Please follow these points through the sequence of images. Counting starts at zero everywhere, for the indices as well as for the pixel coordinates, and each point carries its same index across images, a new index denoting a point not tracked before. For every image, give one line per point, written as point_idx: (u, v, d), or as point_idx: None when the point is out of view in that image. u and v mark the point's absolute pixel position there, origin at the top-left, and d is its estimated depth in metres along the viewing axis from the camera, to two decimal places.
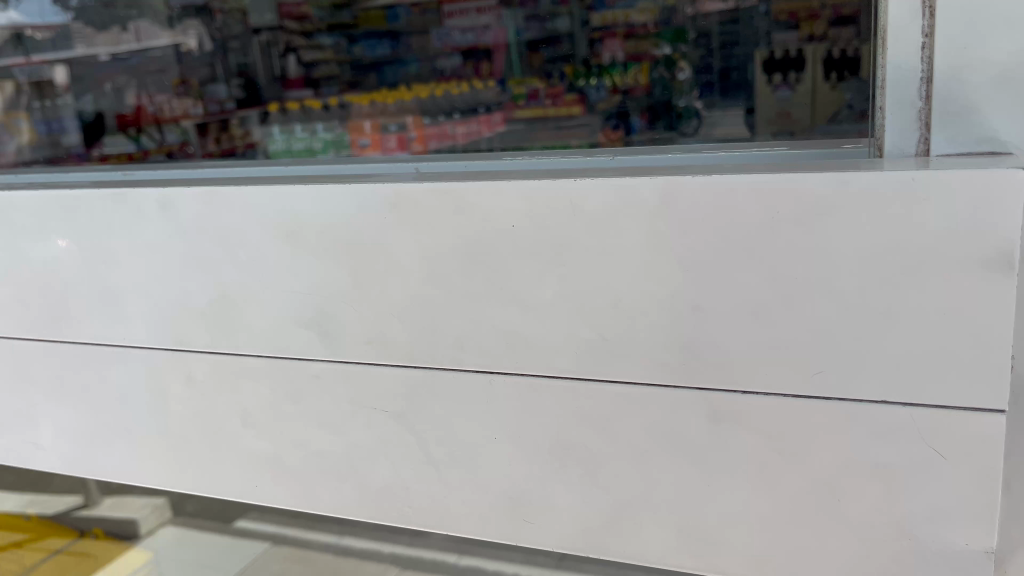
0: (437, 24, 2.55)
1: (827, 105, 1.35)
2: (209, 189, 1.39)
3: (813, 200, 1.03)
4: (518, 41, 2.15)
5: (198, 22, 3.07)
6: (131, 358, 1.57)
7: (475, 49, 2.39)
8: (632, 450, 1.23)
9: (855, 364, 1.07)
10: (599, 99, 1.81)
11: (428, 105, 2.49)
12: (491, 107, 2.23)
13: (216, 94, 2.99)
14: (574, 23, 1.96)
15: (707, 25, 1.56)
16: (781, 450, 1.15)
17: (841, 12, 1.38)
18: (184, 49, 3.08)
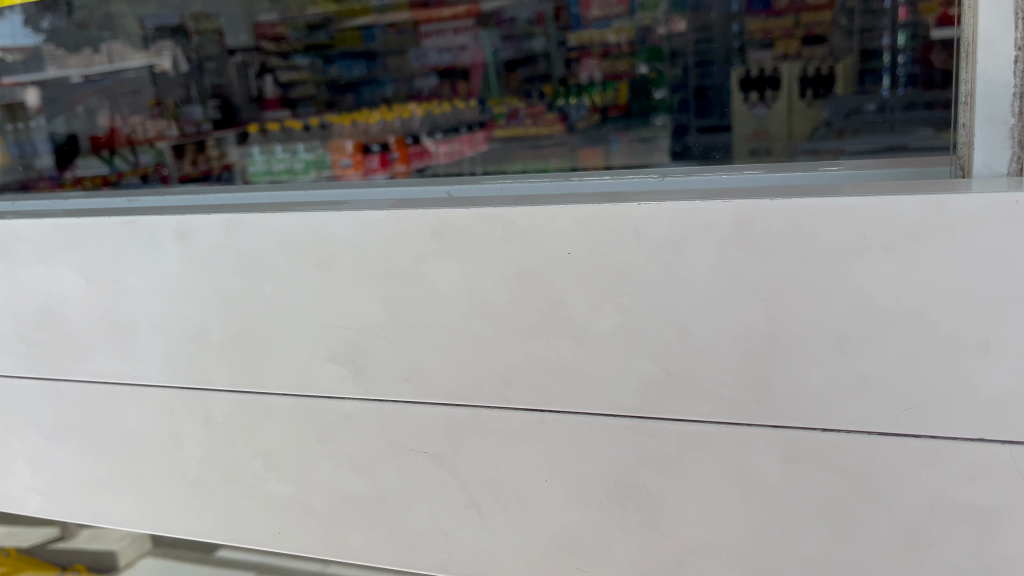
0: (412, 44, 2.40)
1: (805, 121, 1.31)
2: (233, 217, 1.30)
3: (904, 224, 0.96)
4: (495, 61, 2.10)
5: (174, 41, 2.40)
6: (144, 397, 1.47)
7: (453, 68, 2.30)
8: (698, 492, 1.15)
9: (948, 401, 1.00)
10: (579, 117, 1.85)
11: (416, 122, 2.35)
12: (473, 126, 2.24)
13: (189, 116, 2.45)
14: (551, 44, 1.89)
15: (683, 42, 1.41)
16: (862, 492, 1.07)
17: (814, 28, 1.28)
18: (158, 69, 2.44)
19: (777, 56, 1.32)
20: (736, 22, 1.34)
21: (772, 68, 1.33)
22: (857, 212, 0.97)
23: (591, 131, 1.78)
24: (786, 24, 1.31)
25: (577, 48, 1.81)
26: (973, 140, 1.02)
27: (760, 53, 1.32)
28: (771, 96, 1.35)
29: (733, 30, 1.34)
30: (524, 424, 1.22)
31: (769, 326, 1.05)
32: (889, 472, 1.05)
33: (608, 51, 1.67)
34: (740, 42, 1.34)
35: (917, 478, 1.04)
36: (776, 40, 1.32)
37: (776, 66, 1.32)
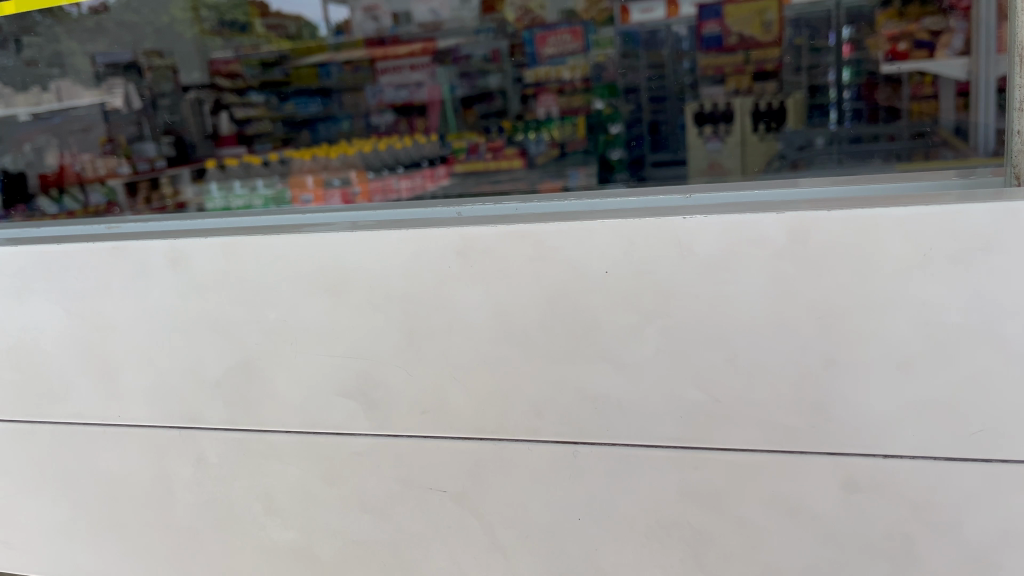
0: (369, 84, 2.18)
1: (756, 155, 1.35)
2: (230, 240, 1.20)
3: (974, 234, 0.90)
4: (455, 98, 2.04)
5: (126, 78, 2.02)
6: (130, 438, 1.36)
7: (411, 105, 2.13)
8: (748, 526, 1.07)
9: (1021, 420, 0.94)
10: (539, 152, 1.86)
11: (370, 160, 2.08)
12: (435, 161, 1.97)
13: (142, 151, 2.00)
14: (507, 80, 1.90)
15: (635, 80, 1.46)
16: (928, 523, 1.00)
17: (763, 67, 1.39)
18: (110, 105, 1.96)
19: (728, 92, 1.40)
20: (688, 59, 1.41)
21: (724, 103, 1.41)
22: (925, 222, 0.92)
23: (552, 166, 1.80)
24: (735, 60, 1.40)
25: (532, 86, 1.84)
26: None
27: (712, 89, 1.41)
28: (723, 130, 1.40)
29: (684, 68, 1.41)
30: (556, 458, 1.13)
31: (827, 346, 0.98)
32: (956, 501, 0.98)
33: (563, 88, 1.76)
34: (691, 81, 1.41)
35: (985, 507, 0.98)
36: (727, 76, 1.40)
37: (728, 101, 1.41)
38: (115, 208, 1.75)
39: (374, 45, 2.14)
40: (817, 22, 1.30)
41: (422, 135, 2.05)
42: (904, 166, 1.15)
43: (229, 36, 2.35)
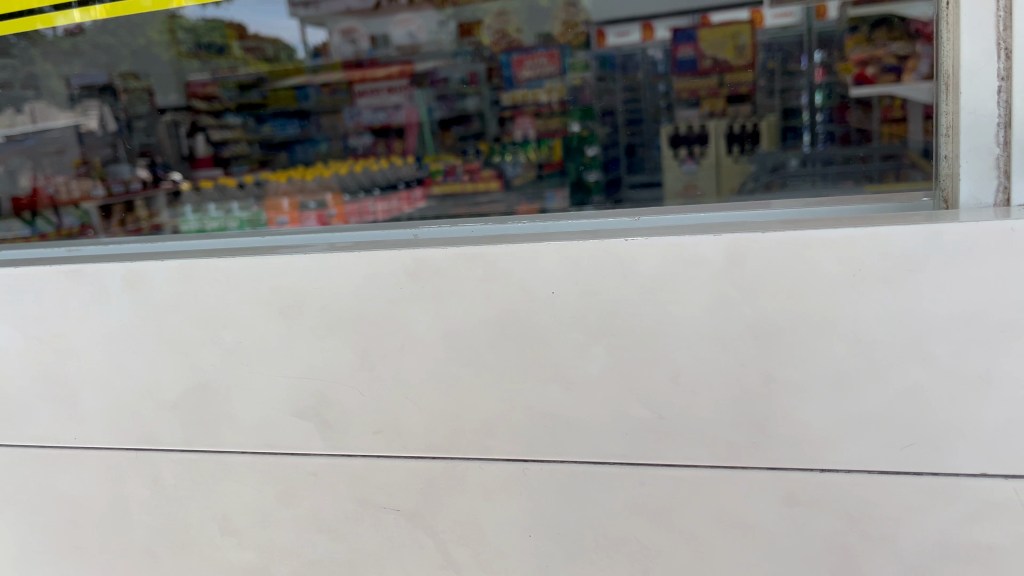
0: (347, 103, 3.40)
1: (732, 172, 2.05)
2: (187, 263, 1.21)
3: (902, 256, 0.94)
4: (431, 119, 3.14)
5: (100, 101, 2.84)
6: (87, 461, 1.36)
7: (388, 128, 3.27)
8: (694, 540, 1.10)
9: (950, 436, 0.97)
10: (516, 172, 2.73)
11: (347, 180, 3.10)
12: (411, 183, 3.03)
13: (117, 173, 2.88)
14: (486, 101, 2.87)
15: (615, 102, 2.26)
16: (866, 536, 1.03)
17: (738, 92, 2.14)
18: (85, 129, 2.82)
19: (704, 114, 2.17)
20: (664, 82, 2.17)
21: (698, 125, 2.16)
22: (854, 244, 0.95)
23: (529, 186, 2.64)
24: (706, 88, 2.18)
25: (511, 108, 2.79)
26: (958, 169, 1.01)
27: (688, 111, 2.17)
28: (695, 153, 2.12)
29: (662, 90, 2.17)
30: (508, 475, 1.16)
31: (766, 363, 1.01)
32: (892, 514, 1.01)
33: (542, 109, 2.69)
34: (673, 104, 2.18)
35: (919, 520, 1.01)
36: (701, 99, 2.18)
37: (703, 122, 2.16)
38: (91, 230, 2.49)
39: (352, 70, 3.33)
40: (791, 47, 1.94)
41: (398, 158, 3.14)
42: (874, 189, 1.46)
43: (206, 57, 3.28)
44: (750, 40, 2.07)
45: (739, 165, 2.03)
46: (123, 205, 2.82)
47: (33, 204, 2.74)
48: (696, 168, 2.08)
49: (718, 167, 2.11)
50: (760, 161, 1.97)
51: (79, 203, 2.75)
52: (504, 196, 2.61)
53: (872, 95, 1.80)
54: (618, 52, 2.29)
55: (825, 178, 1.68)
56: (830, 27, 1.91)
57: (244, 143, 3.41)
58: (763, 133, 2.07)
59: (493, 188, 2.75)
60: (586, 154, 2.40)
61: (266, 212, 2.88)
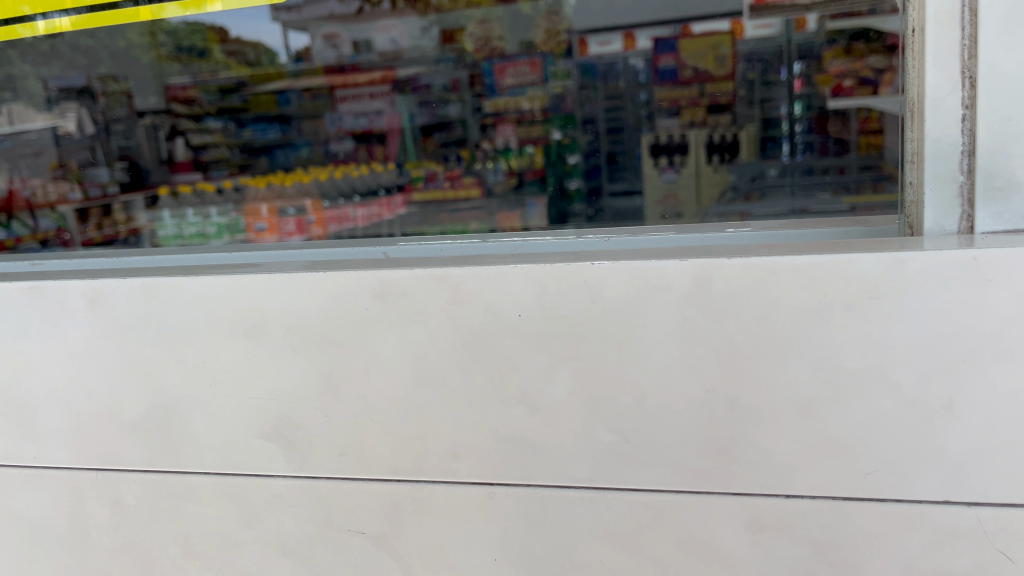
0: (328, 109, 3.24)
1: (711, 182, 2.14)
2: (151, 282, 1.19)
3: (866, 282, 0.94)
4: (413, 126, 3.05)
5: (77, 104, 3.07)
6: (46, 482, 1.34)
7: (369, 133, 3.16)
8: (659, 565, 1.09)
9: (913, 463, 0.97)
10: (496, 180, 2.72)
11: (326, 186, 2.92)
12: (391, 188, 2.91)
13: (96, 177, 3.00)
14: (469, 109, 2.92)
15: (590, 115, 2.49)
16: (831, 563, 1.03)
17: (717, 102, 2.18)
18: (63, 131, 2.99)
19: (685, 124, 2.22)
20: (643, 91, 2.29)
21: (678, 135, 2.21)
22: (819, 271, 0.95)
23: (510, 194, 2.63)
24: (687, 97, 2.23)
25: (493, 115, 2.84)
26: (923, 197, 1.02)
27: (668, 121, 2.22)
28: (677, 161, 2.20)
29: (643, 98, 2.29)
30: (473, 498, 1.14)
31: (730, 388, 1.01)
32: (857, 540, 1.01)
33: (523, 117, 2.74)
34: (652, 113, 2.27)
35: (884, 546, 1.01)
36: (682, 109, 2.23)
37: (684, 132, 2.21)
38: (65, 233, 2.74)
39: (334, 74, 3.25)
40: (770, 58, 2.04)
41: (378, 164, 3.02)
42: (850, 203, 1.50)
43: (188, 61, 3.40)
44: (730, 50, 2.14)
45: (719, 175, 2.14)
46: (100, 208, 2.91)
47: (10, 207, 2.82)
48: (676, 178, 2.18)
49: (698, 178, 2.17)
50: (740, 172, 2.09)
51: (55, 207, 2.87)
52: (487, 199, 2.68)
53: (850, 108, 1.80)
54: (599, 60, 2.47)
55: (804, 188, 1.82)
56: (808, 38, 1.94)
57: (224, 147, 3.34)
58: (741, 144, 2.16)
59: (473, 195, 2.76)
60: (567, 162, 2.53)
61: (246, 217, 2.75)
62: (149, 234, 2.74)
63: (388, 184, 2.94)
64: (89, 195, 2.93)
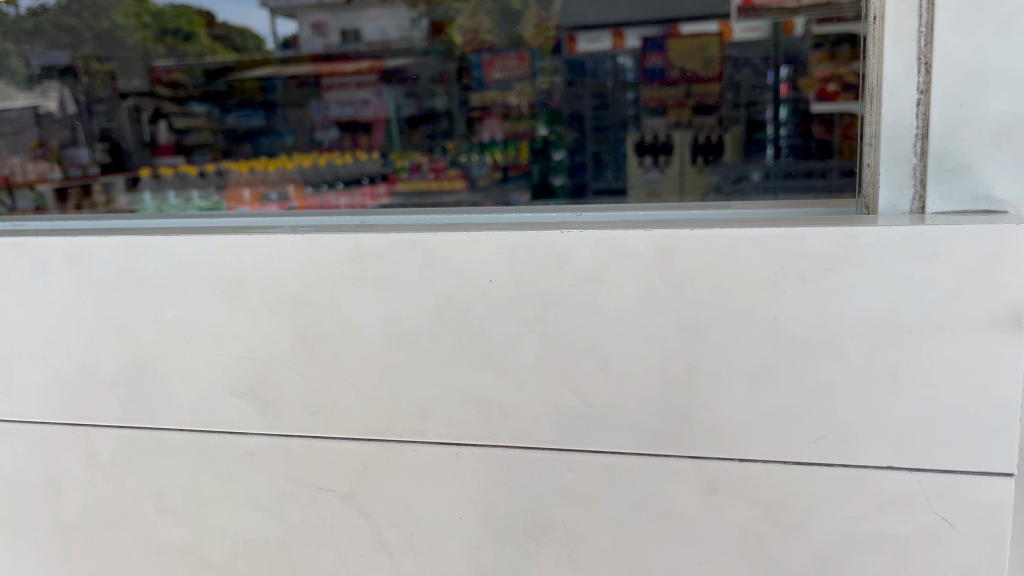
0: (315, 97, 3.24)
1: (696, 182, 2.04)
2: (129, 240, 1.22)
3: (820, 255, 0.98)
4: (399, 117, 3.03)
5: (60, 84, 3.26)
6: (22, 436, 1.36)
7: (355, 122, 3.14)
8: (617, 526, 1.13)
9: (859, 428, 1.02)
10: (481, 173, 2.65)
11: (309, 173, 3.05)
12: (375, 178, 2.95)
13: (75, 156, 3.13)
14: (455, 100, 2.80)
15: (581, 108, 2.24)
16: (779, 524, 1.07)
17: (704, 103, 2.09)
18: (43, 110, 3.15)
19: (669, 124, 2.13)
20: (632, 91, 2.15)
21: (664, 134, 2.13)
22: (776, 243, 0.99)
23: (493, 187, 2.54)
24: (674, 97, 2.12)
25: (480, 108, 2.68)
26: (879, 177, 1.06)
27: (653, 121, 2.13)
28: (661, 160, 2.12)
29: (631, 98, 2.15)
30: (441, 458, 1.18)
31: (690, 356, 1.05)
32: (804, 504, 1.06)
33: (509, 113, 2.56)
34: (638, 113, 2.14)
35: (831, 509, 1.05)
36: (668, 108, 2.12)
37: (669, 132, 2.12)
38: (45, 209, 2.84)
39: (322, 62, 3.24)
40: (759, 62, 1.98)
41: (363, 153, 3.04)
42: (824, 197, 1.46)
43: (172, 45, 3.54)
44: (718, 51, 2.07)
45: (703, 176, 2.04)
46: (80, 188, 3.04)
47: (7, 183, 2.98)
48: (659, 177, 2.07)
49: (683, 178, 2.08)
50: (723, 174, 1.97)
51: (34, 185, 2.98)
52: (471, 191, 2.61)
53: (835, 111, 1.69)
54: (587, 59, 2.25)
55: (790, 190, 1.60)
56: (796, 44, 1.86)
57: (208, 131, 3.34)
58: (725, 145, 2.06)
59: (457, 187, 2.70)
60: (552, 158, 2.33)
61: (228, 203, 2.85)
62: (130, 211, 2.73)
63: (372, 174, 2.97)
64: (68, 176, 3.05)
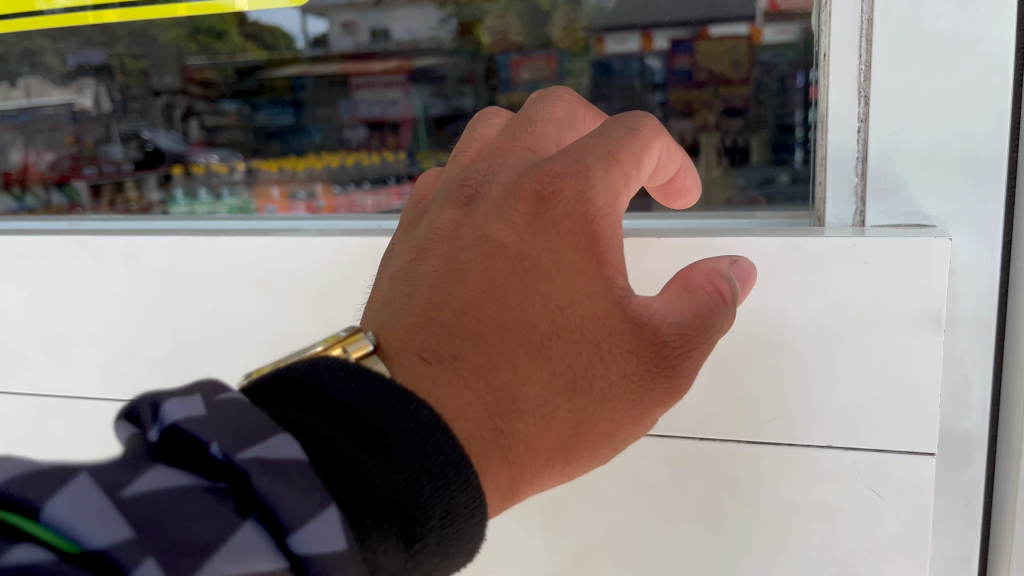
0: (345, 97, 3.43)
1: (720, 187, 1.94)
2: (177, 240, 1.40)
3: (768, 261, 1.14)
4: (426, 116, 3.13)
5: (96, 81, 3.04)
6: (77, 410, 1.55)
7: (382, 122, 3.30)
8: (594, 495, 1.29)
9: (803, 412, 1.17)
10: None
11: (336, 173, 3.18)
12: (398, 178, 2.98)
13: (112, 155, 3.11)
14: (480, 100, 2.88)
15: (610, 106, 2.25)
16: (734, 495, 1.23)
17: (730, 107, 1.98)
18: (80, 108, 3.06)
19: (695, 127, 2.05)
20: (661, 94, 2.15)
21: (689, 138, 2.06)
22: (731, 250, 1.15)
23: None
24: (698, 101, 2.06)
25: (508, 108, 2.72)
26: (827, 194, 1.22)
27: (680, 124, 2.08)
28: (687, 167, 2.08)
29: (660, 100, 2.14)
30: None
31: None
32: (757, 477, 1.21)
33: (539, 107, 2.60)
34: (666, 116, 2.10)
35: (780, 482, 1.21)
36: (692, 112, 2.07)
37: (694, 136, 2.05)
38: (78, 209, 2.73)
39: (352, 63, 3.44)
40: (787, 67, 1.71)
41: (389, 153, 3.17)
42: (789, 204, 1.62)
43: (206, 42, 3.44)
44: (744, 54, 1.92)
45: (727, 178, 1.94)
46: (113, 184, 2.98)
47: (23, 178, 2.95)
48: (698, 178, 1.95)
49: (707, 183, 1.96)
50: (748, 177, 1.88)
51: (69, 181, 2.95)
52: None
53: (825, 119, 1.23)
54: (615, 59, 2.23)
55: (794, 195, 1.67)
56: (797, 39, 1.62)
57: (238, 129, 3.53)
58: (755, 147, 1.89)
59: None
60: None
61: (257, 200, 2.98)
62: (165, 207, 2.82)
63: (396, 174, 3.04)
64: (101, 172, 3.02)
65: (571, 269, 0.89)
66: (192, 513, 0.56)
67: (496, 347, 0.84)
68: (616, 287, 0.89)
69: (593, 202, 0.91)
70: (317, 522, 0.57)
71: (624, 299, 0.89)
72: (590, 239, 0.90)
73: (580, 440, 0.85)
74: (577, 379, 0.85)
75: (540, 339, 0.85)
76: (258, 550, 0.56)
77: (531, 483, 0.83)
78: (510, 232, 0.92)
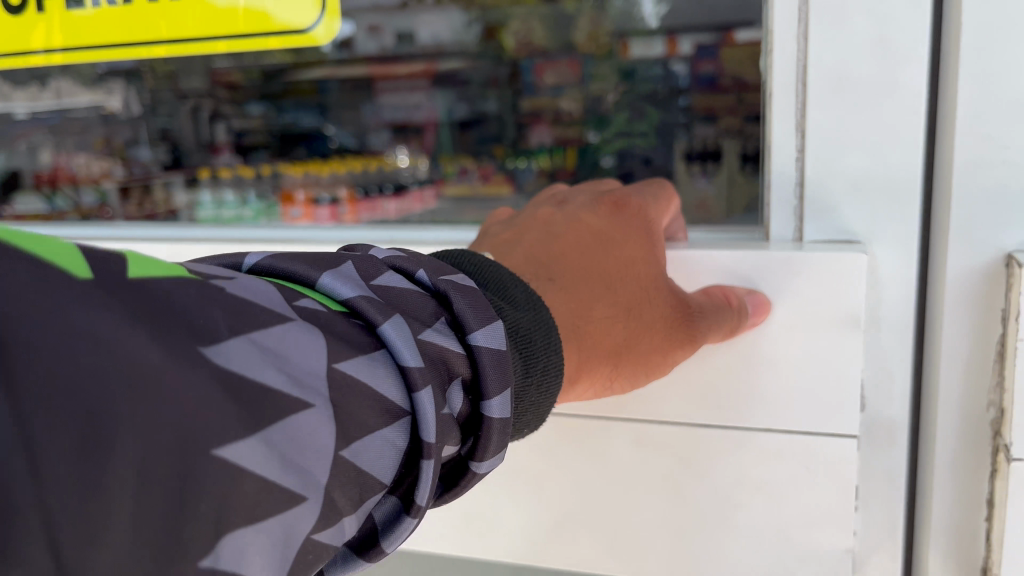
0: (366, 96, 3.55)
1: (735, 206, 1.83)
2: (217, 246, 1.64)
3: (717, 270, 1.34)
4: (450, 120, 3.54)
5: (123, 84, 2.75)
6: None
7: (405, 126, 3.66)
8: (571, 471, 1.49)
9: (746, 400, 1.37)
10: (529, 176, 3.21)
11: (360, 177, 3.40)
12: (426, 180, 3.29)
13: (139, 154, 3.27)
14: (507, 107, 3.39)
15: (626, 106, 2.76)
16: (690, 471, 1.43)
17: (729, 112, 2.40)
18: (106, 109, 2.90)
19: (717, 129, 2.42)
20: (683, 97, 2.57)
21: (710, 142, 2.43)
22: (685, 261, 1.36)
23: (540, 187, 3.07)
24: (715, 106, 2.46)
25: (530, 114, 3.29)
26: (772, 213, 1.42)
27: (705, 130, 2.46)
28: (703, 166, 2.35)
29: (682, 104, 2.57)
30: None
31: None
32: (709, 455, 1.41)
33: (561, 118, 3.15)
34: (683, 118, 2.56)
35: (729, 460, 1.40)
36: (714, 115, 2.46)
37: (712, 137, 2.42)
38: (111, 212, 2.97)
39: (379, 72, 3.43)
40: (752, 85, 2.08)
41: (414, 160, 3.51)
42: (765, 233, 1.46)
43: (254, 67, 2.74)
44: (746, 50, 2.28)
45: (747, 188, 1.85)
46: (143, 188, 3.12)
47: (54, 179, 3.05)
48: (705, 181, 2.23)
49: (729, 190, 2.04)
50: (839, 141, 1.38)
51: (99, 182, 3.20)
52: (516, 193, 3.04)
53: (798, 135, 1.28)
54: (637, 65, 2.70)
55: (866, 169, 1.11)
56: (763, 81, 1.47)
57: (263, 131, 3.61)
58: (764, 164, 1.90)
59: (505, 188, 3.16)
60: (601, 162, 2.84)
61: (286, 204, 3.21)
62: (190, 211, 2.91)
63: (421, 178, 3.34)
64: (131, 174, 3.22)
65: (633, 245, 1.23)
66: (348, 335, 0.70)
67: (586, 279, 1.16)
68: (660, 269, 1.22)
69: (650, 215, 1.30)
70: (484, 328, 0.80)
71: (664, 278, 1.21)
72: (646, 234, 1.25)
73: (629, 350, 1.13)
74: (630, 320, 1.14)
75: (614, 284, 1.16)
76: (384, 375, 0.71)
77: (592, 376, 1.11)
78: (595, 219, 1.27)
